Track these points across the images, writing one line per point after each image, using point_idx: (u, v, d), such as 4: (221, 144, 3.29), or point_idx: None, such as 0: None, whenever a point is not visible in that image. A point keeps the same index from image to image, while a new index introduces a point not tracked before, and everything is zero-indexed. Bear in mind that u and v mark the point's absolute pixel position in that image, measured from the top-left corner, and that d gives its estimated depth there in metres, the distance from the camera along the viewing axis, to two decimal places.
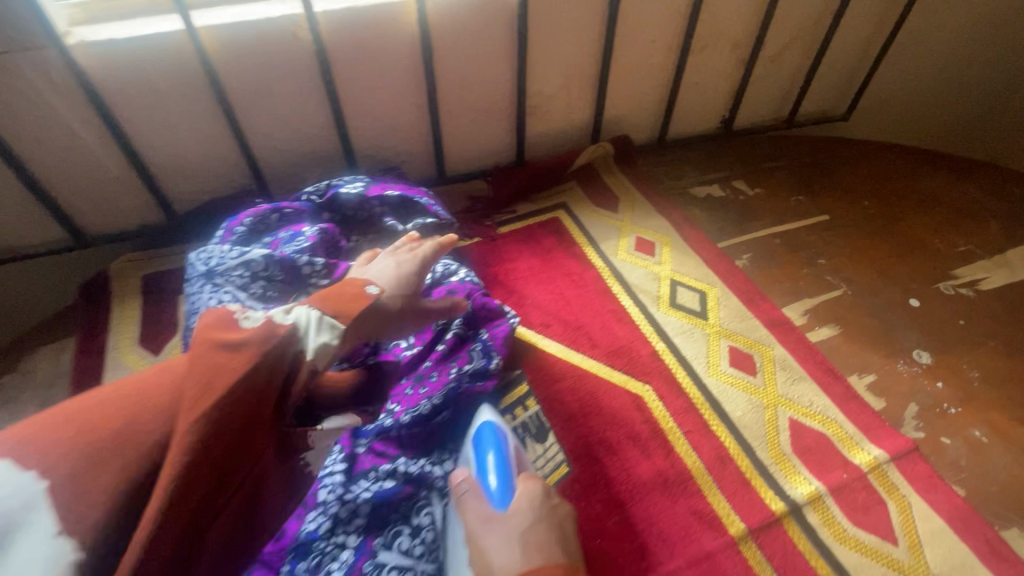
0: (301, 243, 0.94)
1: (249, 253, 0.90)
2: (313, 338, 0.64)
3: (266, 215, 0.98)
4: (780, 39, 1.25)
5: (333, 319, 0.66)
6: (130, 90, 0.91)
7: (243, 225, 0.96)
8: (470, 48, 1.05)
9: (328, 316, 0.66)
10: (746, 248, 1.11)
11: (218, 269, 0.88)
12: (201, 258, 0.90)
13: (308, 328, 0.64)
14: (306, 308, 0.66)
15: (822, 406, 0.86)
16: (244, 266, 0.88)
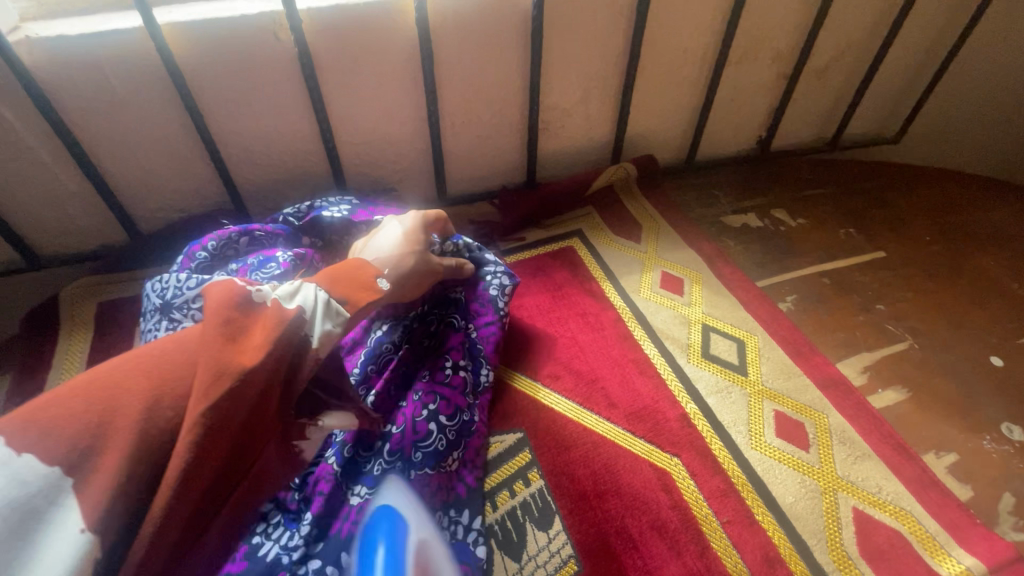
0: (272, 271, 0.78)
1: None
2: (319, 323, 0.50)
3: (234, 237, 0.85)
4: (829, 51, 1.11)
5: (337, 304, 0.53)
6: (86, 94, 0.80)
7: (205, 250, 0.82)
8: (477, 55, 0.92)
9: (334, 299, 0.53)
10: (790, 288, 0.96)
11: (174, 302, 0.74)
12: (156, 288, 0.77)
13: (314, 312, 0.50)
14: (311, 288, 0.52)
15: (894, 493, 0.70)
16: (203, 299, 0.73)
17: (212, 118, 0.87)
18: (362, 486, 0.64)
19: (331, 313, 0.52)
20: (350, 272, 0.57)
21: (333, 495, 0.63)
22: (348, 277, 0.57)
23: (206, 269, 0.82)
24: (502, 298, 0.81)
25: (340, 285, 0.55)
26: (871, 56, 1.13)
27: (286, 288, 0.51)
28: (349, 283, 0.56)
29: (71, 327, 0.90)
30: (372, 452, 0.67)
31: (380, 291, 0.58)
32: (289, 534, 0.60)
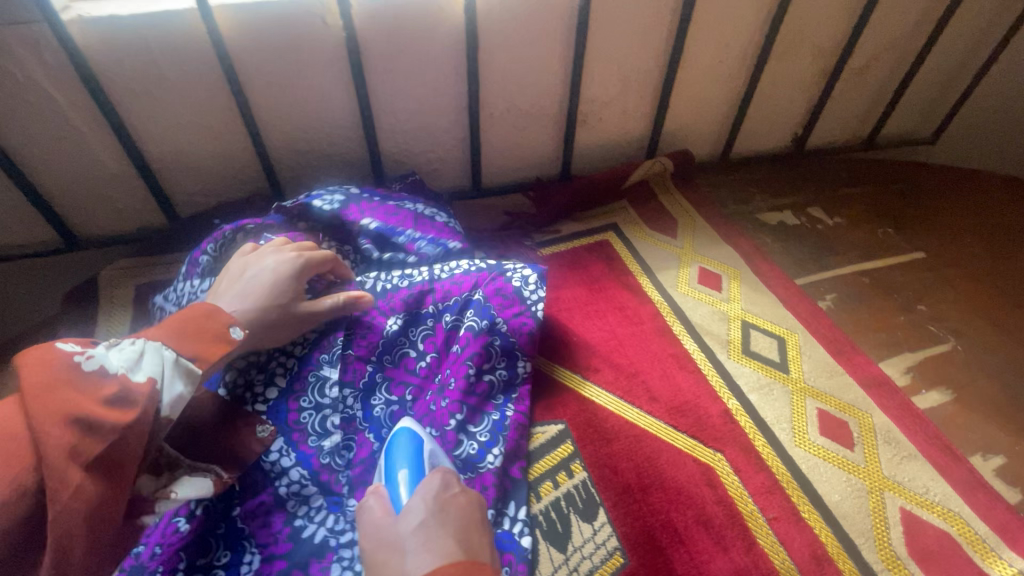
0: None
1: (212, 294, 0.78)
2: (170, 388, 0.51)
3: (229, 235, 0.83)
4: (872, 48, 1.09)
5: (188, 361, 0.53)
6: (132, 74, 0.80)
7: (206, 253, 0.81)
8: (520, 43, 0.91)
9: (183, 357, 0.53)
10: (829, 287, 0.95)
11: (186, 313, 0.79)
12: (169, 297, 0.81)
13: (164, 377, 0.51)
14: (154, 347, 0.52)
15: (941, 494, 0.69)
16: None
17: (255, 102, 0.87)
18: None
19: (184, 374, 0.53)
20: (206, 323, 0.56)
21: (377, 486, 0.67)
22: (199, 331, 0.55)
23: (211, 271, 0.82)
24: (525, 289, 0.80)
25: (192, 340, 0.54)
26: (913, 55, 1.12)
27: (123, 353, 0.51)
28: (203, 335, 0.55)
29: (110, 309, 0.90)
30: None
31: (233, 340, 0.57)
32: (336, 518, 0.65)
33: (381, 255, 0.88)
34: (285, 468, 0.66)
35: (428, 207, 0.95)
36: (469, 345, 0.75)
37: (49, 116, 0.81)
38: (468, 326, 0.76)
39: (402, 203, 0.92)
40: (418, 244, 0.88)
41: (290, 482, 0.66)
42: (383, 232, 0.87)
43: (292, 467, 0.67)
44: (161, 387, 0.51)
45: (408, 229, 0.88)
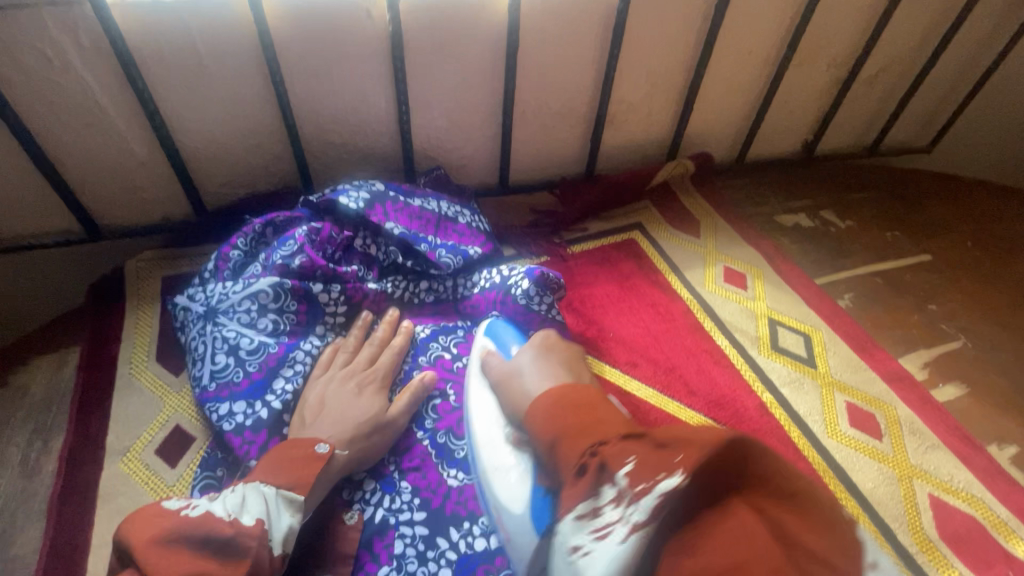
0: (289, 247, 0.81)
1: (255, 282, 0.78)
2: (279, 524, 0.55)
3: (259, 230, 0.84)
4: (882, 59, 1.14)
5: (288, 491, 0.58)
6: (172, 62, 0.78)
7: (237, 249, 0.83)
8: (557, 43, 0.93)
9: (282, 490, 0.58)
10: (847, 286, 1.00)
11: (221, 307, 0.77)
12: (201, 295, 0.80)
13: (272, 513, 0.56)
14: (257, 484, 0.58)
15: (964, 481, 0.74)
16: (250, 300, 0.77)
17: (294, 93, 0.86)
18: (455, 468, 0.72)
19: (291, 505, 0.58)
20: (295, 448, 0.62)
21: (427, 473, 0.71)
22: (291, 459, 0.61)
23: (241, 268, 0.83)
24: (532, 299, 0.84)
25: (289, 470, 0.60)
26: (918, 68, 1.17)
27: (228, 501, 0.55)
28: (296, 461, 0.61)
29: (139, 301, 0.88)
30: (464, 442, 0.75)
31: (323, 455, 0.62)
32: (391, 498, 0.69)
33: (406, 263, 0.88)
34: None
35: (453, 206, 0.95)
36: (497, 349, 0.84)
37: (80, 101, 0.78)
38: None
39: (426, 202, 0.92)
40: (441, 253, 0.87)
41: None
42: (407, 238, 0.87)
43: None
44: (271, 526, 0.55)
45: (430, 240, 0.88)
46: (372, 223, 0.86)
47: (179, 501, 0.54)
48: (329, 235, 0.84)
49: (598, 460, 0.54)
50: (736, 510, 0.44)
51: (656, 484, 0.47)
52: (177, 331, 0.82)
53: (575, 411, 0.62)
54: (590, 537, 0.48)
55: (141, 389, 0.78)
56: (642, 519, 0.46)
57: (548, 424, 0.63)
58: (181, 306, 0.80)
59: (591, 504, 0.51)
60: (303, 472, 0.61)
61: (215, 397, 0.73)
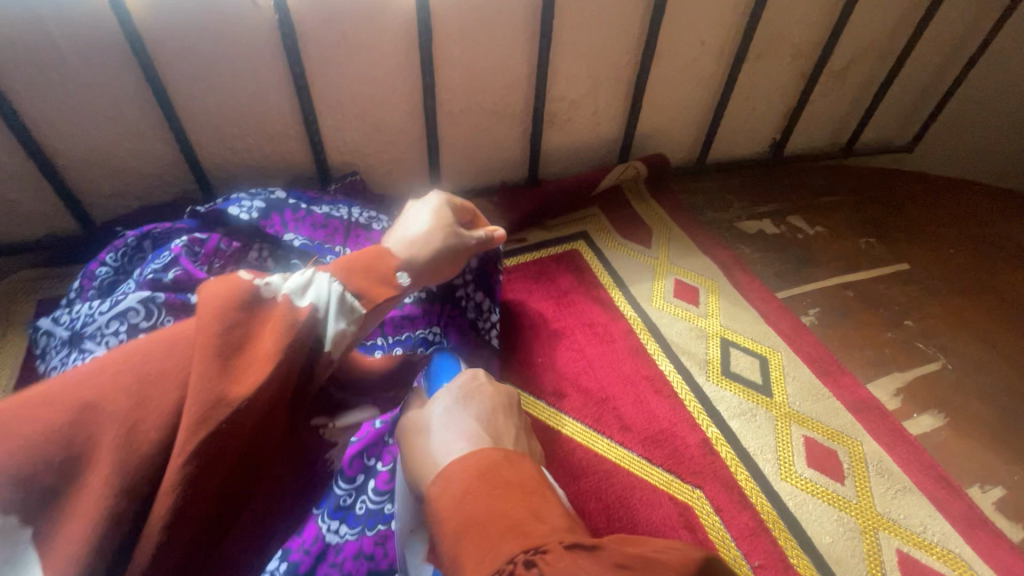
0: (162, 260, 0.68)
1: (123, 299, 0.62)
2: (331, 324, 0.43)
3: (134, 244, 0.74)
4: (851, 49, 1.04)
5: (353, 299, 0.46)
6: (27, 60, 0.69)
7: (106, 265, 0.72)
8: (480, 34, 0.83)
9: (347, 293, 0.46)
10: (812, 301, 0.89)
11: (85, 331, 0.62)
12: (66, 319, 0.65)
13: (326, 311, 0.43)
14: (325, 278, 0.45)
15: (940, 532, 0.63)
16: (119, 320, 0.61)
17: (179, 92, 0.77)
18: (338, 521, 0.61)
19: (347, 313, 0.45)
20: (380, 264, 0.51)
21: (304, 529, 0.60)
22: (369, 271, 0.50)
23: (110, 286, 0.70)
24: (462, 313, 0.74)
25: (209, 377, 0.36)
26: (892, 59, 1.08)
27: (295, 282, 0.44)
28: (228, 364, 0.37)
29: (9, 328, 0.78)
30: (352, 486, 0.63)
31: (401, 285, 0.52)
32: None
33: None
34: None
35: (367, 212, 0.84)
36: None
37: None
38: None
39: (333, 210, 0.81)
40: None
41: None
42: (308, 249, 0.75)
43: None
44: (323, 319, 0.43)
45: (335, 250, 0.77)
46: (269, 234, 0.76)
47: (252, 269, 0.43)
48: (216, 247, 0.72)
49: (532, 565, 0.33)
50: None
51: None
52: (38, 360, 0.67)
53: (504, 493, 0.38)
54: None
55: None
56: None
57: (460, 507, 0.38)
58: (43, 329, 0.66)
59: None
60: (372, 285, 0.49)
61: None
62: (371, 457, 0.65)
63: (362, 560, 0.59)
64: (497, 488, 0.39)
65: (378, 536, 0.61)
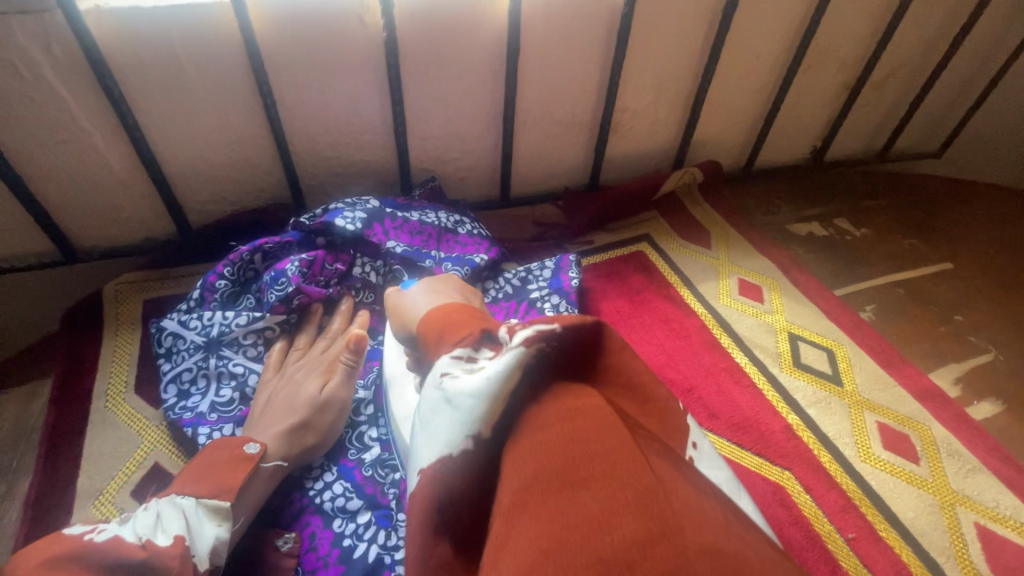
0: (286, 286, 0.76)
1: (259, 317, 0.76)
2: (202, 536, 0.54)
3: (247, 257, 0.79)
4: (893, 63, 1.10)
5: (211, 500, 0.56)
6: (154, 76, 0.74)
7: (223, 277, 0.78)
8: (559, 50, 0.89)
9: (204, 498, 0.56)
10: (867, 298, 0.95)
11: (224, 339, 0.75)
12: (196, 323, 0.75)
13: (191, 527, 0.54)
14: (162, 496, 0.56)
15: (1010, 507, 0.69)
16: (255, 334, 0.76)
17: (283, 105, 0.82)
18: None
19: (216, 514, 0.56)
20: (218, 453, 0.60)
21: None
22: (214, 463, 0.59)
23: (229, 297, 0.79)
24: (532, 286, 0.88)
25: (209, 480, 0.57)
26: (930, 69, 1.13)
27: (141, 523, 0.53)
28: (220, 466, 0.58)
29: (117, 327, 0.82)
30: None
31: (251, 456, 0.60)
32: (387, 535, 0.63)
33: (411, 281, 0.85)
34: (326, 484, 0.67)
35: (452, 216, 0.91)
36: None
37: (55, 117, 0.73)
38: None
39: (424, 215, 0.88)
40: (446, 268, 0.85)
41: (333, 496, 0.66)
42: (410, 255, 0.83)
43: (334, 480, 0.68)
44: (192, 540, 0.53)
45: (433, 255, 0.85)
46: (372, 244, 0.82)
47: (83, 527, 0.52)
48: (322, 265, 0.80)
49: (485, 330, 0.47)
50: (589, 391, 0.41)
51: (536, 326, 0.43)
52: (160, 356, 0.76)
53: (457, 314, 0.52)
54: (461, 370, 0.44)
55: (118, 425, 0.73)
56: (513, 359, 0.41)
57: (432, 323, 0.53)
58: (171, 331, 0.76)
59: (470, 351, 0.46)
60: (228, 474, 0.58)
61: (214, 426, 0.71)
62: None
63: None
64: (462, 311, 0.53)
65: None
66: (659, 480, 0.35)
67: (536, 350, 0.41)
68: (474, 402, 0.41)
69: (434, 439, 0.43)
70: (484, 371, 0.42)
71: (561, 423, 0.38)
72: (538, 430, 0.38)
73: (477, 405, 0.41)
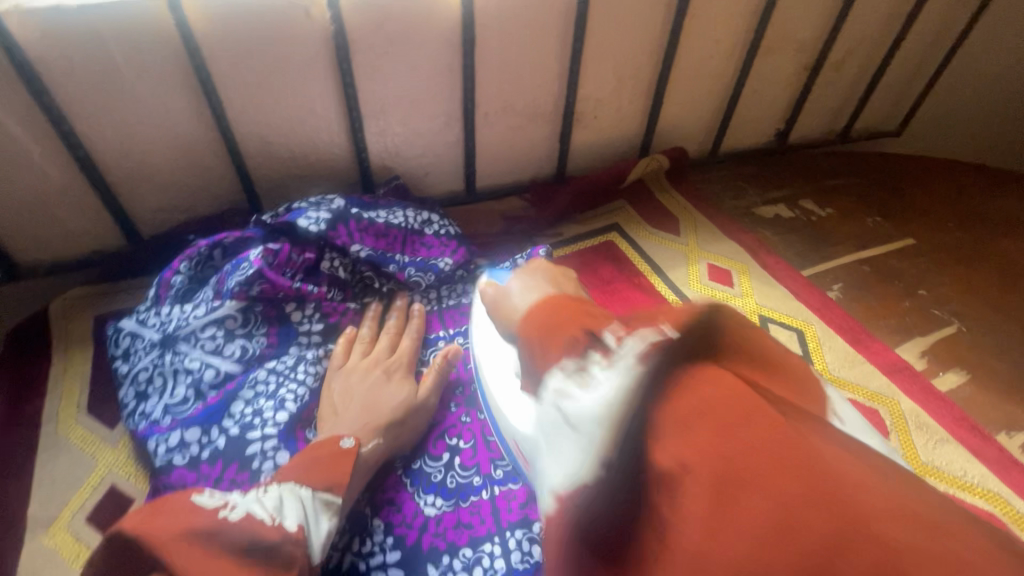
0: (245, 271, 0.72)
1: (219, 307, 0.72)
2: (318, 530, 0.51)
3: (206, 252, 0.76)
4: (850, 42, 1.11)
5: (324, 493, 0.54)
6: (89, 80, 0.70)
7: (180, 273, 0.75)
8: (517, 40, 0.87)
9: (319, 491, 0.54)
10: (834, 276, 0.96)
11: (180, 334, 0.71)
12: (156, 320, 0.73)
13: (310, 517, 0.51)
14: (282, 483, 0.53)
15: (979, 475, 0.71)
16: (215, 326, 0.71)
17: (231, 104, 0.79)
18: (432, 495, 0.66)
19: (327, 508, 0.54)
20: (319, 447, 0.59)
21: (404, 505, 0.65)
22: (317, 457, 0.58)
23: (186, 294, 0.75)
24: None
25: (318, 471, 0.56)
26: (885, 49, 1.15)
27: (265, 504, 0.50)
28: (324, 460, 0.57)
29: (66, 345, 0.78)
30: (441, 463, 0.69)
31: (350, 449, 0.60)
32: (360, 540, 0.61)
33: (378, 287, 0.84)
34: None
35: (420, 215, 0.88)
36: None
37: None
38: None
39: (391, 215, 0.85)
40: (408, 273, 0.83)
41: None
42: (374, 259, 0.81)
43: None
44: (310, 531, 0.50)
45: (398, 254, 0.84)
46: (337, 244, 0.79)
47: (212, 498, 0.48)
48: (288, 257, 0.75)
49: (588, 333, 0.48)
50: (721, 372, 0.39)
51: (646, 334, 0.44)
52: (117, 359, 0.73)
53: (564, 311, 0.52)
54: (574, 385, 0.44)
55: (69, 448, 0.69)
56: (631, 372, 0.41)
57: (536, 321, 0.53)
58: (129, 332, 0.73)
59: (579, 361, 0.46)
60: (337, 469, 0.57)
61: (167, 432, 0.66)
62: (454, 436, 0.71)
63: (462, 529, 0.63)
64: (567, 305, 0.54)
65: (472, 506, 0.65)
66: (836, 470, 0.32)
67: (653, 355, 0.41)
68: (599, 429, 0.40)
69: (557, 462, 0.42)
70: (603, 384, 0.42)
71: (700, 405, 0.37)
72: (672, 425, 0.37)
73: (596, 428, 0.40)
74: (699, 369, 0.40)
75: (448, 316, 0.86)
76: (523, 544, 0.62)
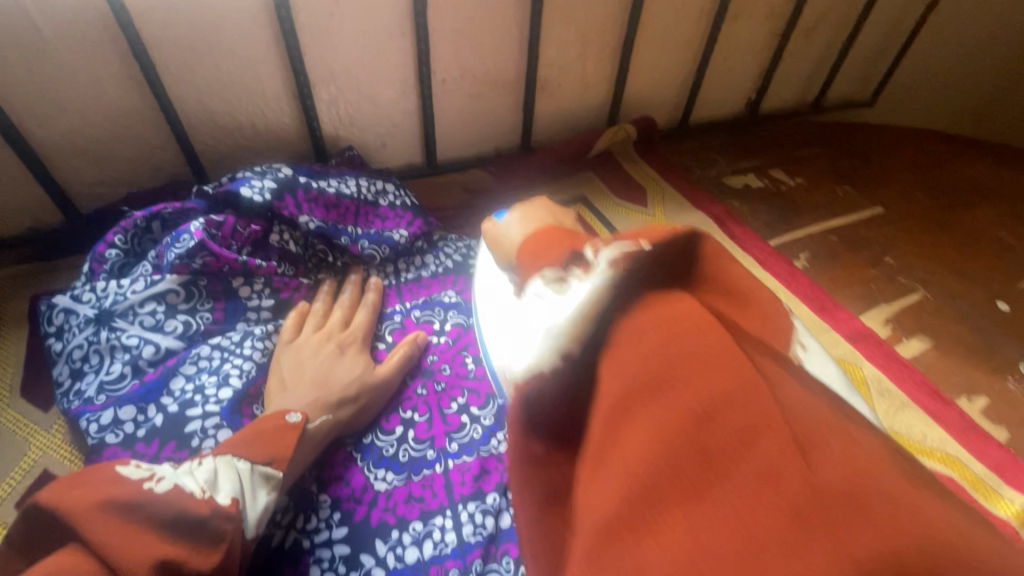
0: (185, 243, 0.69)
1: (159, 281, 0.68)
2: (254, 504, 0.49)
3: (143, 224, 0.73)
4: (820, 7, 1.08)
5: (265, 467, 0.52)
6: (3, 43, 0.65)
7: (115, 247, 0.72)
8: (473, 2, 0.83)
9: (259, 464, 0.52)
10: (801, 245, 0.95)
11: (116, 309, 0.67)
12: (90, 294, 0.69)
13: (247, 492, 0.49)
14: (217, 457, 0.50)
15: (938, 439, 0.70)
16: (155, 300, 0.68)
17: (165, 70, 0.74)
18: (384, 470, 0.64)
19: (268, 482, 0.52)
20: (263, 423, 0.55)
21: (352, 480, 0.63)
22: (261, 431, 0.55)
23: (123, 268, 0.72)
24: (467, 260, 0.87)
25: (264, 445, 0.53)
26: (856, 14, 1.12)
27: (198, 477, 0.47)
28: (268, 435, 0.54)
29: (0, 327, 0.74)
30: (393, 437, 0.66)
31: (296, 424, 0.56)
32: (305, 518, 0.59)
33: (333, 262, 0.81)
34: None
35: (374, 186, 0.85)
36: (460, 338, 0.76)
37: None
38: (456, 322, 0.78)
39: (343, 186, 0.81)
40: (362, 246, 0.80)
41: None
42: (324, 232, 0.78)
43: None
44: (245, 506, 0.48)
45: (349, 228, 0.80)
46: (284, 216, 0.75)
47: (137, 470, 0.45)
48: (233, 229, 0.72)
49: (573, 250, 0.57)
50: (684, 301, 0.48)
51: (620, 246, 0.52)
52: (49, 336, 0.69)
53: (557, 236, 0.60)
54: (553, 288, 0.54)
55: (1, 432, 0.66)
56: (603, 279, 0.50)
57: (531, 241, 0.61)
58: (62, 308, 0.69)
59: (561, 273, 0.55)
60: (280, 443, 0.54)
61: (100, 411, 0.63)
62: (408, 409, 0.69)
63: (413, 503, 0.61)
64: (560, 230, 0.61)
65: (425, 480, 0.63)
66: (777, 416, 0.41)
67: (624, 267, 0.50)
68: (565, 321, 0.49)
69: (522, 346, 0.52)
70: (579, 288, 0.51)
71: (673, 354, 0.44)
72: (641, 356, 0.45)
73: (566, 321, 0.49)
74: (661, 293, 0.49)
75: (405, 290, 0.83)
76: (476, 517, 0.60)
